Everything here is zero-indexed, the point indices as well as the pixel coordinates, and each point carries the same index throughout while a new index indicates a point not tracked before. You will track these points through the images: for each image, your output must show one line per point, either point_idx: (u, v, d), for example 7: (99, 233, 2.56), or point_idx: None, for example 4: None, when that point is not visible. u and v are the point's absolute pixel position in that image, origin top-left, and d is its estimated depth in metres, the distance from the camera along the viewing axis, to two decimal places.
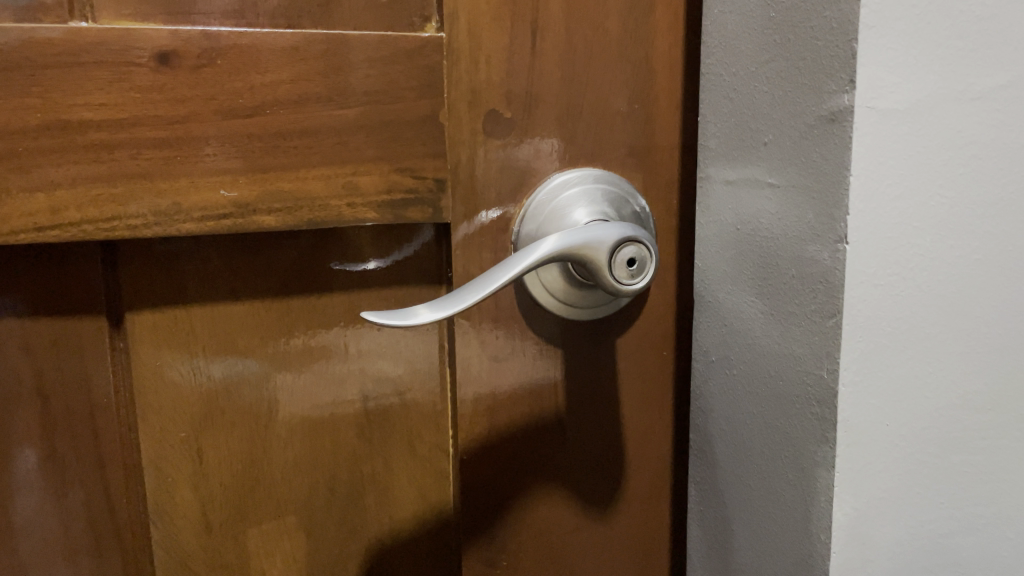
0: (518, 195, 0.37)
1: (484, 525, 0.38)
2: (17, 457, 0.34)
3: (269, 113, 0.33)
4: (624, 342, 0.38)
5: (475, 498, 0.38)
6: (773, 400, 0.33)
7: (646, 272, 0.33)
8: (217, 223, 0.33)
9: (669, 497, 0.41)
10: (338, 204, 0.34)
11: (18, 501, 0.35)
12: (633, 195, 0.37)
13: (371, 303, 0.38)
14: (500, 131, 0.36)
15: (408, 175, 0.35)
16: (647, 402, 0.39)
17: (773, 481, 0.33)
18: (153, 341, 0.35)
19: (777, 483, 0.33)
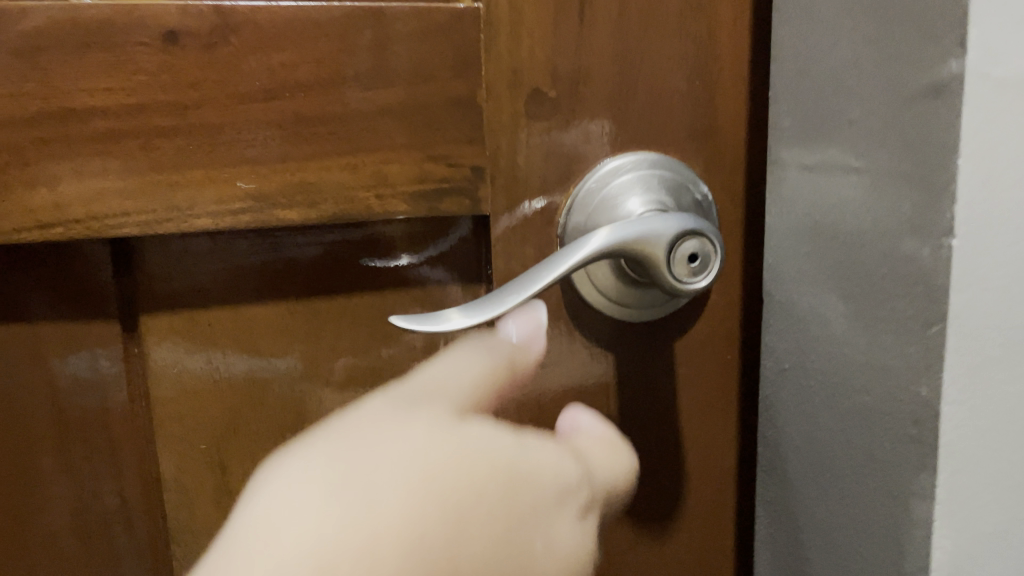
0: (565, 183, 0.33)
1: None
2: (28, 470, 0.32)
3: (290, 97, 0.30)
4: (683, 346, 0.35)
5: None
6: (860, 416, 0.29)
7: (709, 269, 0.30)
8: (234, 219, 0.31)
9: (734, 517, 0.37)
10: (367, 196, 0.31)
11: (29, 517, 0.32)
12: (695, 181, 0.33)
13: (406, 304, 0.34)
14: (545, 113, 0.32)
15: (443, 163, 0.32)
16: (709, 412, 0.35)
17: (860, 507, 0.29)
18: (170, 344, 0.33)
19: (865, 511, 0.29)
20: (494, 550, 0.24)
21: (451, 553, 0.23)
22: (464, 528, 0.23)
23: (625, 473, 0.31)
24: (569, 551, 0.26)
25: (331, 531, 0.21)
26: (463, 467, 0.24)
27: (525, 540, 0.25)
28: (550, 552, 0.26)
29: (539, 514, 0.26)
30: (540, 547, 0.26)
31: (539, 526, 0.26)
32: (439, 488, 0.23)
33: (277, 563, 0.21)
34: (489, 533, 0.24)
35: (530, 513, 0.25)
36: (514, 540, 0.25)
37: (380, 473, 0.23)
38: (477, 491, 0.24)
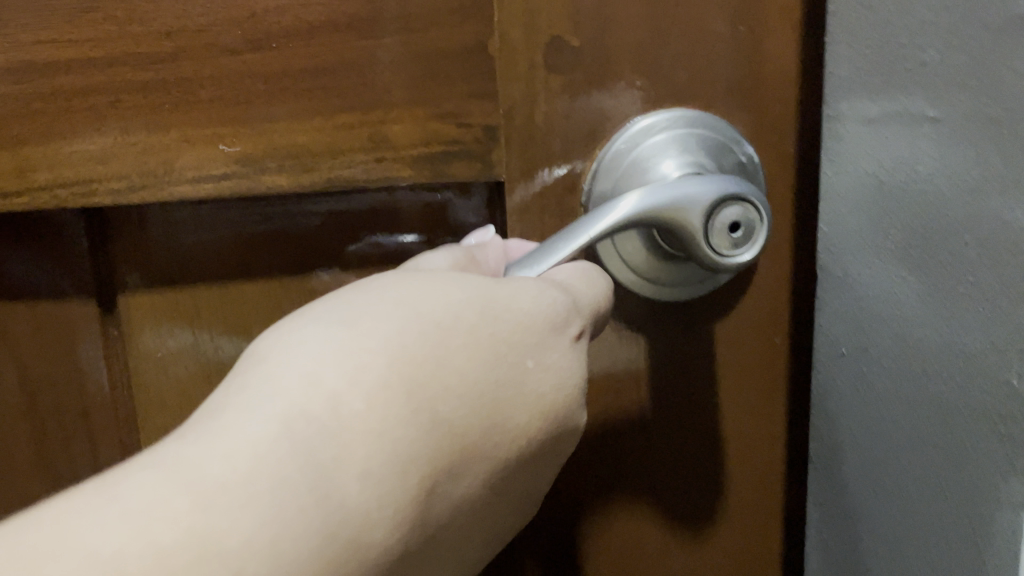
0: (590, 144, 0.29)
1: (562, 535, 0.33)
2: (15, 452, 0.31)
3: (276, 48, 0.26)
4: (725, 328, 0.31)
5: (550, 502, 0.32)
6: (946, 403, 0.25)
7: (754, 240, 0.26)
8: (216, 185, 0.27)
9: (784, 525, 0.33)
10: (366, 159, 0.28)
11: (18, 501, 0.31)
12: (739, 140, 0.29)
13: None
14: (565, 64, 0.28)
15: (451, 122, 0.28)
16: (755, 404, 0.31)
17: (946, 507, 0.26)
18: (150, 328, 0.30)
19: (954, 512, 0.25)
20: (467, 385, 0.22)
21: (422, 377, 0.21)
22: (432, 369, 0.22)
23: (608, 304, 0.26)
24: (564, 365, 0.24)
25: (299, 385, 0.20)
26: (427, 326, 0.22)
27: (513, 362, 0.23)
28: (541, 369, 0.24)
29: (533, 338, 0.24)
30: (532, 366, 0.24)
31: (526, 351, 0.24)
32: (397, 338, 0.21)
33: (245, 421, 0.19)
34: (473, 363, 0.22)
35: (515, 336, 0.24)
36: (502, 373, 0.23)
37: (347, 333, 0.21)
38: (428, 337, 0.22)
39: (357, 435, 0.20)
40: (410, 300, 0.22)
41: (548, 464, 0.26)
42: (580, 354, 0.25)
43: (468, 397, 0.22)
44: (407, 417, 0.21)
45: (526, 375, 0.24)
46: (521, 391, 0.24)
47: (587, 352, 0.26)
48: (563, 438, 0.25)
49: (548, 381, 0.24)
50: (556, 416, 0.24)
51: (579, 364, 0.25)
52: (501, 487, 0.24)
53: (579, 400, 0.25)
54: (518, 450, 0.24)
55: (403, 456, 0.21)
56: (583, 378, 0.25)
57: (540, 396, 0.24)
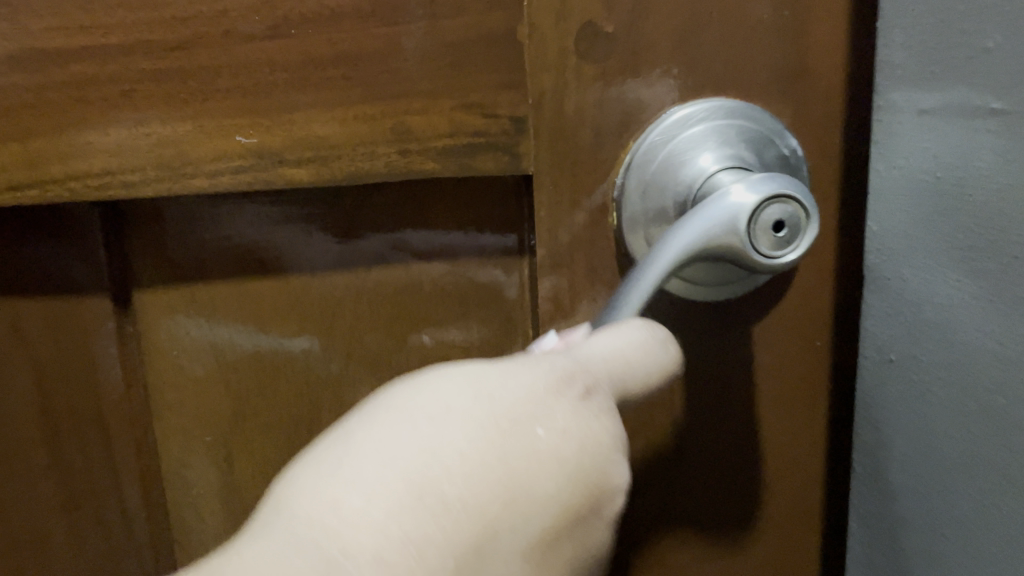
0: (622, 136, 0.27)
1: None
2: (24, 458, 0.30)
3: (295, 35, 0.25)
4: (763, 330, 0.29)
5: None
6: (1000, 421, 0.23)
7: (799, 240, 0.24)
8: (234, 178, 0.26)
9: (822, 537, 0.31)
10: (388, 152, 0.27)
11: (28, 506, 0.30)
12: (780, 133, 0.27)
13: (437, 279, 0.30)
14: (598, 52, 0.27)
15: (477, 113, 0.27)
16: (794, 410, 0.30)
17: (1003, 529, 0.24)
18: (168, 325, 0.29)
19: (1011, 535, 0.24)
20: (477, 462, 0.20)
21: (426, 472, 0.20)
22: (431, 457, 0.20)
23: (665, 362, 0.24)
24: (580, 425, 0.22)
25: (293, 503, 0.19)
26: (417, 422, 0.21)
27: (520, 431, 0.21)
28: (558, 434, 0.22)
29: (534, 403, 0.22)
30: (543, 434, 0.22)
31: (532, 418, 0.21)
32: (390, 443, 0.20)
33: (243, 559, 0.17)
34: (475, 441, 0.20)
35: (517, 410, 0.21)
36: (513, 447, 0.21)
37: (337, 447, 0.20)
38: (421, 430, 0.20)
39: (364, 530, 0.18)
40: (398, 405, 0.21)
41: (594, 530, 0.23)
42: (598, 410, 0.22)
43: (479, 474, 0.20)
44: (416, 502, 0.19)
45: (540, 441, 0.21)
46: (540, 461, 0.21)
47: (611, 405, 0.23)
48: (600, 501, 0.23)
49: (568, 441, 0.22)
50: (585, 479, 0.22)
51: (598, 420, 0.22)
52: (542, 564, 0.22)
53: (613, 455, 0.22)
54: (551, 520, 0.21)
55: (417, 540, 0.19)
56: (609, 433, 0.22)
57: (559, 458, 0.21)
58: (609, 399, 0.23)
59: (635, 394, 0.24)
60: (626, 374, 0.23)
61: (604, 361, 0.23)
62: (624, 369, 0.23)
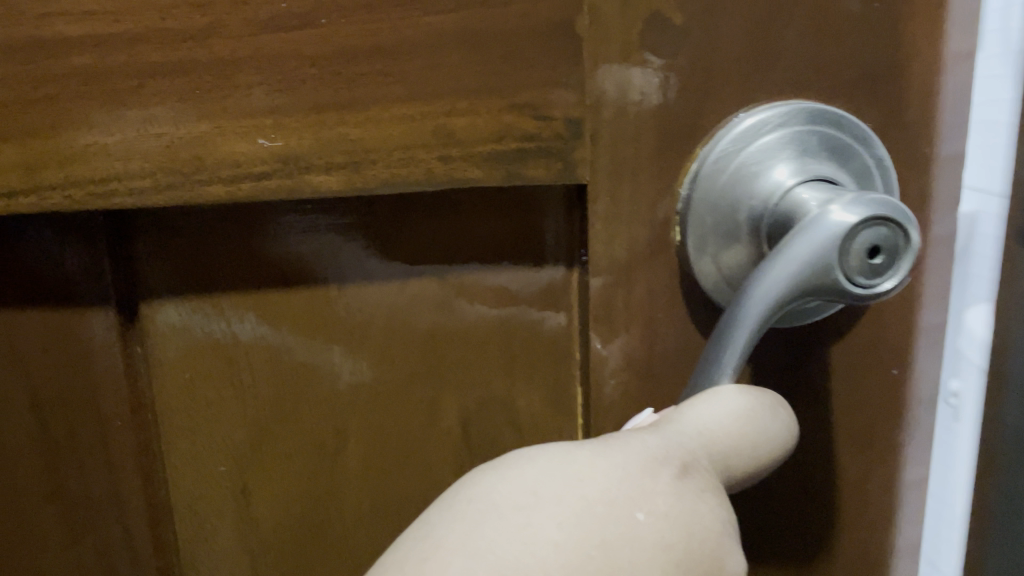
0: (689, 142, 0.25)
1: None
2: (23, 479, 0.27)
3: (326, 25, 0.22)
4: (838, 359, 0.26)
5: None
6: None
7: (895, 269, 0.21)
8: (255, 185, 0.24)
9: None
10: (426, 157, 0.24)
11: (29, 531, 0.28)
12: (868, 140, 0.24)
13: (477, 296, 0.27)
14: (666, 46, 0.24)
15: (528, 115, 0.24)
16: (867, 443, 0.27)
17: None
18: (178, 345, 0.27)
19: None
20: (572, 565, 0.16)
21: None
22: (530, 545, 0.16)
23: (781, 432, 0.21)
24: (685, 507, 0.18)
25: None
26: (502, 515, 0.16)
27: (617, 517, 0.17)
28: (661, 520, 0.17)
29: (630, 485, 0.18)
30: (643, 518, 0.17)
31: (627, 501, 0.17)
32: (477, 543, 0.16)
33: None
34: (571, 530, 0.16)
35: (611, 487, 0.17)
36: (612, 537, 0.16)
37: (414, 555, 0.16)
38: (511, 519, 0.16)
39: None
40: (479, 494, 0.17)
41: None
42: (701, 486, 0.18)
43: (584, 567, 0.16)
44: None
45: (641, 526, 0.17)
46: (643, 555, 0.17)
47: (714, 484, 0.19)
48: None
49: (672, 527, 0.17)
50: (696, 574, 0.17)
51: (705, 501, 0.18)
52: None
53: (723, 540, 0.18)
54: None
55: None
56: (719, 517, 0.18)
57: (665, 546, 0.17)
58: (711, 479, 0.19)
59: (742, 469, 0.20)
60: (728, 446, 0.20)
61: (696, 439, 0.20)
62: (728, 445, 0.20)
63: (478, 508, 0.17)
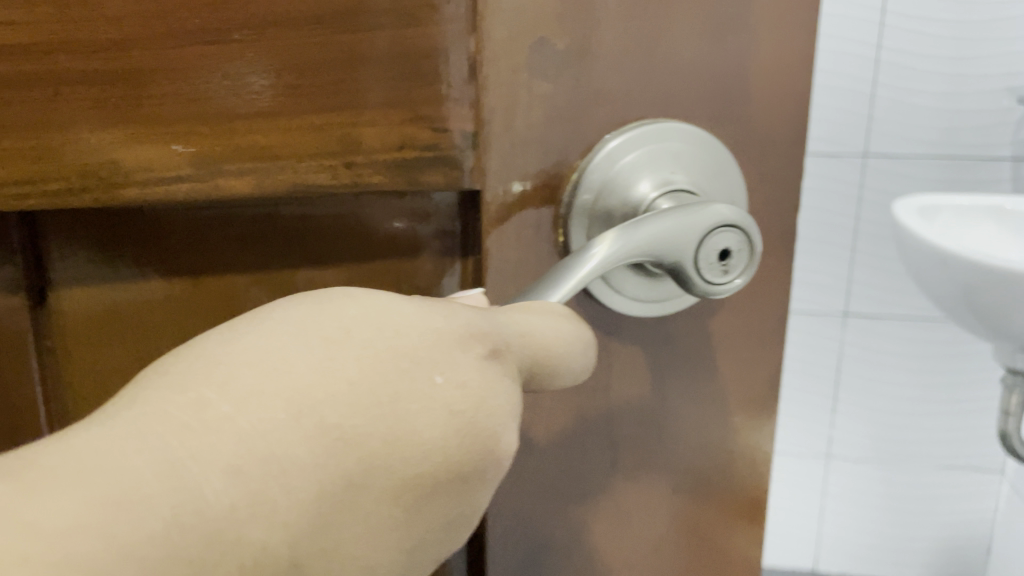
0: (571, 154, 0.28)
1: (532, 558, 0.32)
2: None
3: (239, 41, 0.24)
4: (693, 338, 0.31)
5: (518, 525, 0.31)
6: None
7: (740, 266, 0.26)
8: (168, 188, 0.25)
9: (740, 526, 0.33)
10: (333, 163, 0.26)
11: None
12: (719, 153, 0.28)
13: (376, 283, 0.29)
14: (550, 68, 0.27)
15: (428, 127, 0.26)
16: (718, 414, 0.32)
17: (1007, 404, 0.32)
18: (89, 336, 0.28)
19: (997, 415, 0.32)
20: (358, 399, 0.19)
21: (305, 398, 0.19)
22: (327, 377, 0.19)
23: (580, 356, 0.24)
24: (482, 382, 0.21)
25: (195, 387, 0.18)
26: (308, 341, 0.20)
27: (416, 377, 0.20)
28: (454, 387, 0.21)
29: (440, 352, 0.21)
30: (440, 381, 0.21)
31: (431, 365, 0.21)
32: (290, 355, 0.19)
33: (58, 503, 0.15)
34: (373, 372, 0.20)
35: (423, 349, 0.21)
36: (406, 389, 0.20)
37: (218, 350, 0.19)
38: (320, 351, 0.20)
39: (234, 439, 0.18)
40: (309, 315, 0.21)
41: (478, 492, 0.22)
42: (500, 372, 0.22)
43: (366, 407, 0.19)
44: (303, 421, 0.18)
45: (435, 388, 0.21)
46: (429, 408, 0.20)
47: (515, 371, 0.23)
48: (487, 463, 0.22)
49: (463, 396, 0.21)
50: (469, 437, 0.21)
51: (500, 383, 0.22)
52: (409, 509, 0.20)
53: (507, 419, 0.22)
54: (431, 470, 0.20)
55: (283, 462, 0.18)
56: (508, 398, 0.22)
57: (451, 410, 0.21)
58: (516, 368, 0.23)
59: (544, 369, 0.24)
60: (541, 353, 0.23)
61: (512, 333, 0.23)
62: (540, 347, 0.23)
63: (295, 333, 0.20)
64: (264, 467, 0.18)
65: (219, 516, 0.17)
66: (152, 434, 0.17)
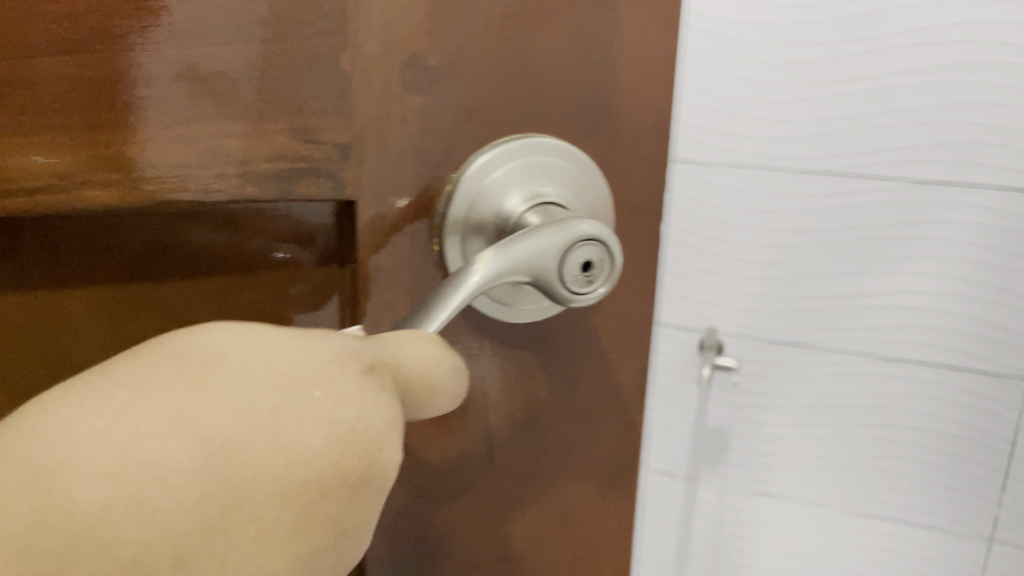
0: (442, 166, 0.29)
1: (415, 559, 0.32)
2: None
3: (104, 49, 0.23)
4: (562, 340, 0.32)
5: (402, 528, 0.31)
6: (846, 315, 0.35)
7: (603, 274, 0.28)
8: (27, 200, 0.24)
9: (607, 513, 0.36)
10: (205, 175, 0.25)
11: None
12: (583, 162, 0.30)
13: (251, 310, 0.29)
14: (422, 84, 0.27)
15: (301, 139, 0.26)
16: (586, 410, 0.34)
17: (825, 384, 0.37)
18: None
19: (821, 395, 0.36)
20: (237, 410, 0.18)
21: (183, 414, 0.17)
22: (205, 393, 0.18)
23: (451, 374, 0.24)
24: (362, 395, 0.20)
25: (36, 422, 0.16)
26: (183, 364, 0.18)
27: (293, 391, 0.19)
28: (335, 401, 0.20)
29: (316, 368, 0.20)
30: (319, 395, 0.19)
31: (308, 379, 0.19)
32: (163, 375, 0.18)
33: None
34: (248, 389, 0.18)
35: (292, 367, 0.19)
36: (285, 402, 0.19)
37: (89, 376, 0.17)
38: (197, 370, 0.18)
39: (109, 453, 0.16)
40: (167, 348, 0.18)
41: (368, 502, 0.20)
42: (378, 388, 0.21)
43: (247, 419, 0.18)
44: (178, 436, 0.17)
45: (315, 403, 0.19)
46: (309, 420, 0.19)
47: (392, 388, 0.22)
48: (370, 477, 0.20)
49: (343, 409, 0.20)
50: (356, 446, 0.20)
51: (381, 396, 0.21)
52: (302, 526, 0.18)
53: (388, 430, 0.21)
54: (318, 477, 0.19)
55: (161, 471, 0.16)
56: (387, 410, 0.21)
57: (332, 423, 0.19)
58: (391, 382, 0.22)
59: (418, 390, 0.23)
60: (412, 371, 0.23)
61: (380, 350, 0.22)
62: (412, 364, 0.23)
63: (165, 362, 0.18)
64: (142, 474, 0.16)
65: (92, 522, 0.15)
66: (23, 448, 0.15)
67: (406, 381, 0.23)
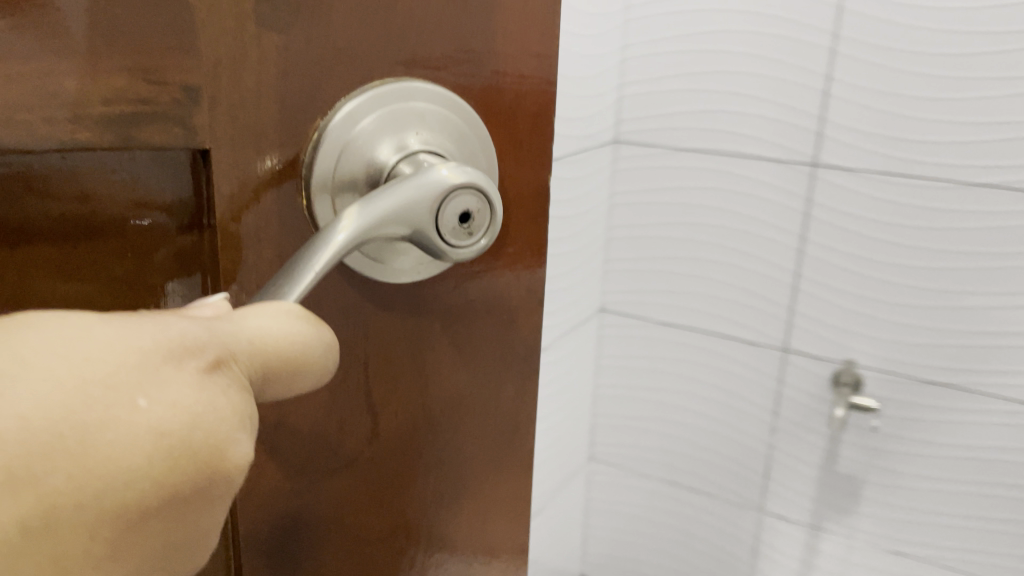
0: (305, 114, 0.26)
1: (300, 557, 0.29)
2: None
3: None
4: (438, 299, 0.31)
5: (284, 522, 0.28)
6: None
7: (483, 227, 0.26)
8: None
9: (487, 472, 0.35)
10: (29, 119, 0.20)
11: None
12: (453, 104, 0.29)
13: (107, 290, 0.24)
14: (280, 20, 0.25)
15: (146, 79, 0.22)
16: (464, 371, 0.32)
17: None
18: None
19: None
20: (29, 432, 0.14)
21: None
22: None
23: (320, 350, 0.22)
24: (203, 398, 0.17)
25: None
26: None
27: (109, 401, 0.15)
28: (166, 408, 0.16)
29: (143, 370, 0.16)
30: (144, 403, 0.16)
31: (131, 384, 0.16)
32: None
33: None
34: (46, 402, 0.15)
35: (112, 369, 0.16)
36: (98, 415, 0.15)
37: None
38: None
39: None
40: None
41: (204, 520, 0.17)
42: (225, 386, 0.18)
43: (41, 443, 0.14)
44: None
45: (136, 415, 0.16)
46: (127, 436, 0.15)
47: (243, 383, 0.19)
48: (207, 492, 0.17)
49: (177, 416, 0.16)
50: (190, 461, 0.16)
51: (228, 396, 0.18)
52: (116, 553, 0.15)
53: (237, 436, 0.17)
54: (134, 502, 0.15)
55: None
56: (236, 410, 0.18)
57: (158, 436, 0.16)
58: (242, 377, 0.19)
59: (276, 374, 0.20)
60: (268, 358, 0.20)
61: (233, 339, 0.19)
62: (270, 348, 0.20)
63: None
64: None
65: None
66: None
67: (261, 370, 0.20)
